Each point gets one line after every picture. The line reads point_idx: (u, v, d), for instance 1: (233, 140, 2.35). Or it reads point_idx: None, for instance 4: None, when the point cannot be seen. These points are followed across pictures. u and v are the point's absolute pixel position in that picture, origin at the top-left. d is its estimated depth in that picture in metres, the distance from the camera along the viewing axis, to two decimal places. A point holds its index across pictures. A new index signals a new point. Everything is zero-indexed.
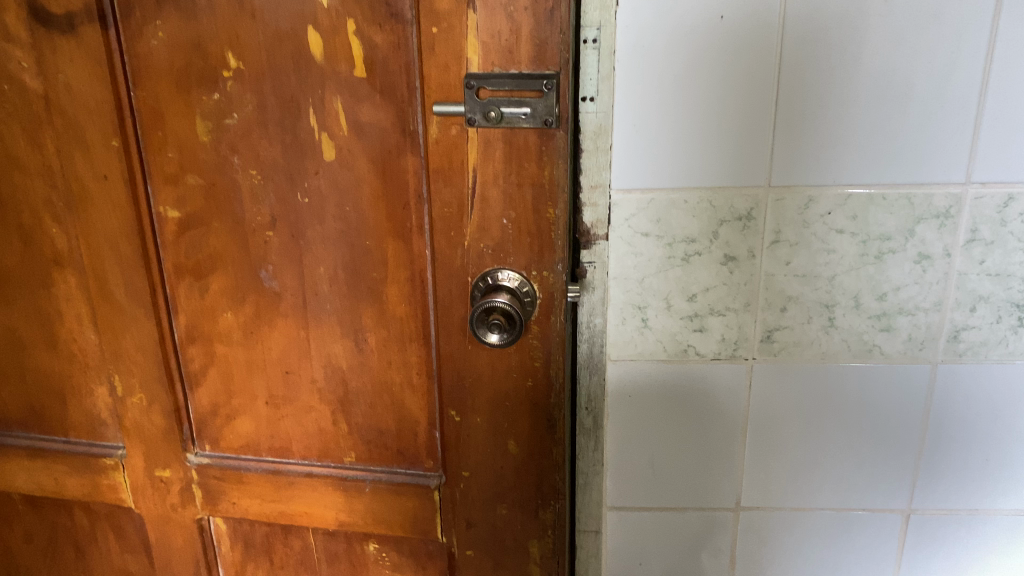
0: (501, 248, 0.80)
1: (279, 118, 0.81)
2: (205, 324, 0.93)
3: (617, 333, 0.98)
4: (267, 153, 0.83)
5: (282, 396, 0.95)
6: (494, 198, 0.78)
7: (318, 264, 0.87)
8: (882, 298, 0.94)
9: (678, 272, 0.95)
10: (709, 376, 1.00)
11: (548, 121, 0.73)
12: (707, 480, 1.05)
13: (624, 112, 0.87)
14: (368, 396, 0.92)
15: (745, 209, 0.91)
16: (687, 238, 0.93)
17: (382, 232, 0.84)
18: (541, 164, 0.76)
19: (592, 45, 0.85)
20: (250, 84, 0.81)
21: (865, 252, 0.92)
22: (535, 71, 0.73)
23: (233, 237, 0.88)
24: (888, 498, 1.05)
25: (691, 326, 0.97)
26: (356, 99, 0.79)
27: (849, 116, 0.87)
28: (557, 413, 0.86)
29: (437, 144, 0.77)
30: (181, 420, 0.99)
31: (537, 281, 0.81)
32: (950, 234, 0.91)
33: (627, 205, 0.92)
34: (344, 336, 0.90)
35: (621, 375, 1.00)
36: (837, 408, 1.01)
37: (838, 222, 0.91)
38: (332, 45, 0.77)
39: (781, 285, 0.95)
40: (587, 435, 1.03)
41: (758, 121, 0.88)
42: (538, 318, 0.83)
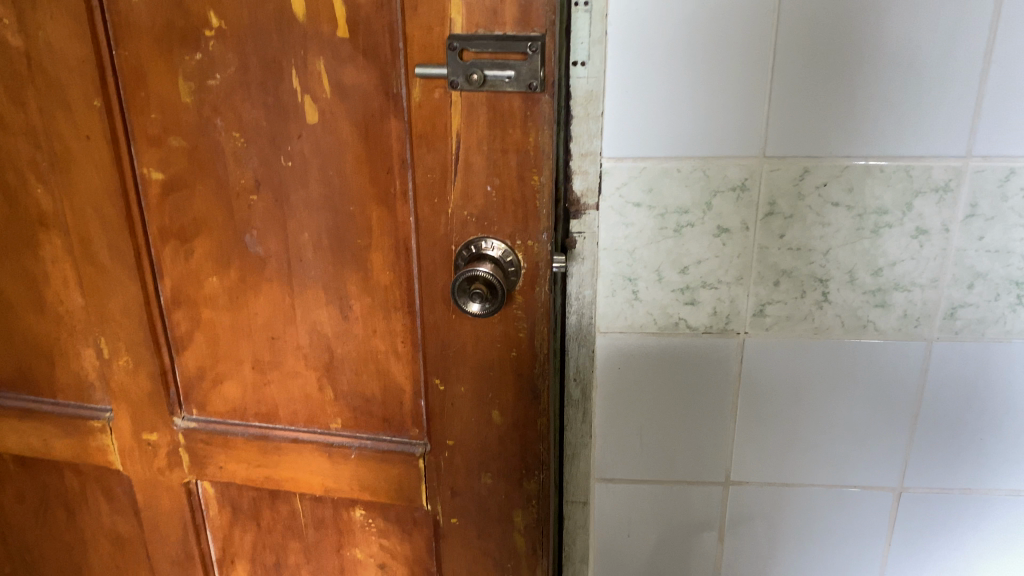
0: (485, 216, 0.79)
1: (261, 80, 0.80)
2: (190, 288, 0.93)
3: (607, 305, 0.97)
4: (250, 115, 0.82)
5: (267, 362, 0.94)
6: (478, 164, 0.77)
7: (303, 229, 0.86)
8: (878, 274, 0.93)
9: (669, 243, 0.93)
10: (700, 349, 0.98)
11: (532, 85, 0.71)
12: (697, 453, 1.04)
13: (616, 77, 0.85)
14: (353, 363, 0.91)
15: (740, 179, 0.89)
16: (679, 209, 0.91)
17: (367, 197, 0.83)
18: (526, 130, 0.74)
19: (583, 8, 0.83)
20: (231, 45, 0.79)
21: (861, 225, 0.91)
22: (519, 33, 0.70)
23: (217, 201, 0.87)
24: (880, 475, 1.04)
25: (683, 298, 0.96)
26: (338, 60, 0.77)
27: (848, 86, 0.85)
28: (542, 384, 0.86)
29: (420, 108, 0.75)
30: (168, 384, 0.98)
31: (522, 251, 0.80)
32: (948, 208, 0.89)
33: (618, 174, 0.90)
34: (329, 303, 0.89)
35: (611, 347, 0.99)
36: (831, 384, 0.99)
37: (834, 195, 0.89)
38: (314, 4, 0.75)
39: (775, 258, 0.93)
40: (575, 406, 1.04)
41: (754, 90, 0.85)
42: (523, 288, 0.82)
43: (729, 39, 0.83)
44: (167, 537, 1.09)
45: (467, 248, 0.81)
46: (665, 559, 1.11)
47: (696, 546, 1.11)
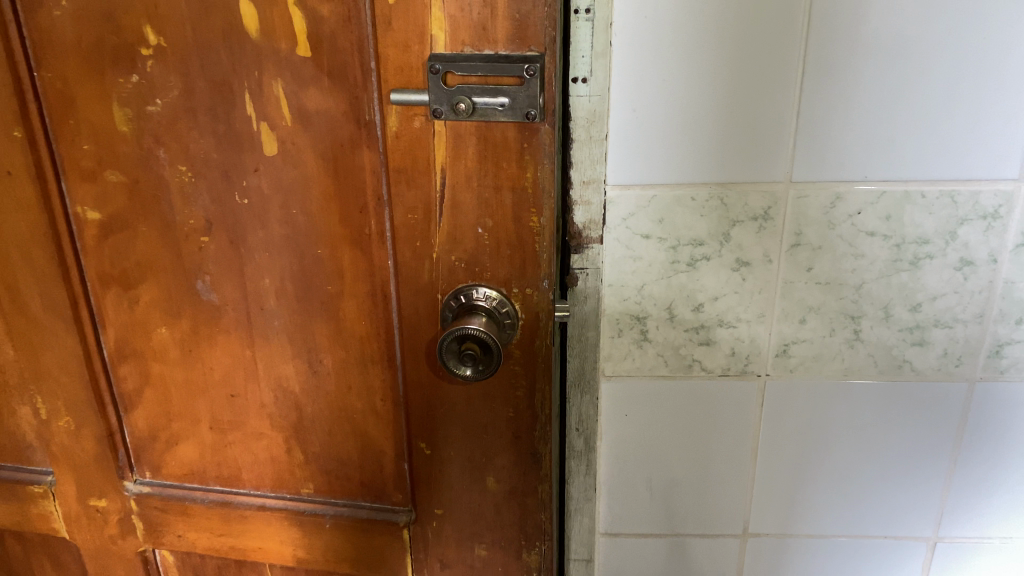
0: (476, 261, 0.67)
1: (209, 105, 0.68)
2: (136, 339, 0.81)
3: (612, 347, 0.86)
4: (198, 146, 0.70)
5: (228, 421, 0.83)
6: (466, 203, 0.65)
7: (264, 275, 0.74)
8: (916, 309, 0.82)
9: (683, 279, 0.82)
10: (716, 393, 0.88)
11: (530, 114, 0.60)
12: (712, 503, 0.94)
13: (622, 96, 0.74)
14: (325, 423, 0.80)
15: (762, 207, 0.78)
16: (693, 240, 0.80)
17: (336, 239, 0.71)
18: (523, 163, 0.63)
19: (583, 16, 0.71)
20: (173, 64, 0.67)
21: (898, 256, 0.80)
22: (514, 53, 0.59)
23: (163, 243, 0.75)
24: (913, 524, 0.94)
25: (697, 338, 0.85)
26: (299, 83, 0.65)
27: (886, 104, 0.74)
28: (543, 448, 0.75)
29: (398, 139, 0.64)
30: (116, 445, 0.87)
31: (520, 299, 0.69)
32: (997, 237, 0.79)
33: (624, 203, 0.79)
34: (296, 356, 0.77)
35: (617, 392, 0.88)
36: (862, 428, 0.89)
37: (869, 223, 0.79)
38: (269, 16, 0.63)
39: (801, 293, 0.82)
40: (578, 460, 0.92)
41: (778, 107, 0.74)
42: (521, 341, 0.70)
43: (750, 50, 0.72)
44: None
45: (455, 296, 0.69)
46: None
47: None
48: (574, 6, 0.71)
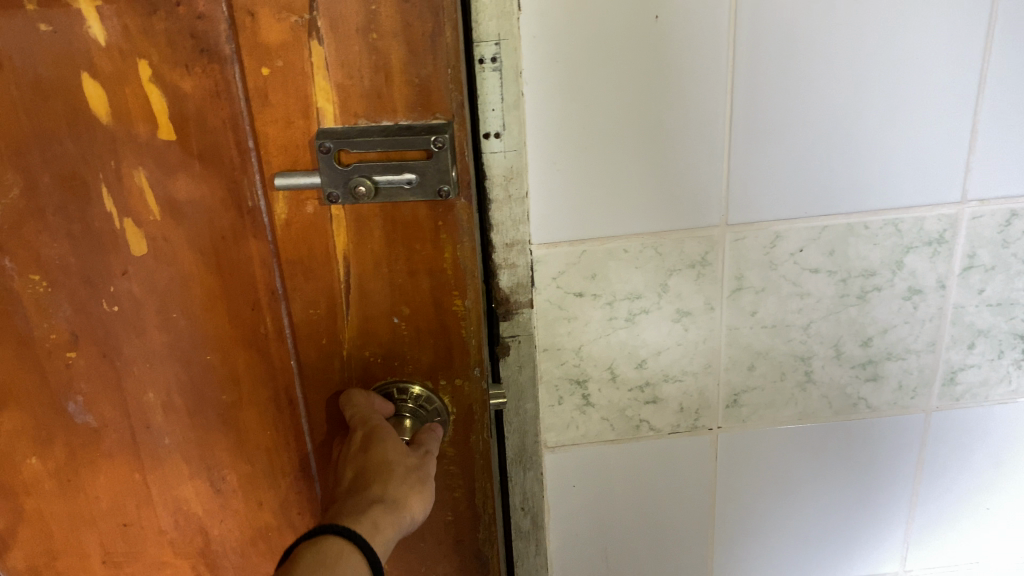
0: (394, 354, 0.58)
1: (59, 203, 0.57)
2: (2, 475, 0.68)
3: (551, 417, 0.74)
4: (50, 252, 0.59)
5: (122, 553, 0.72)
6: (376, 293, 0.56)
7: (147, 388, 0.64)
8: (868, 344, 0.73)
9: (621, 336, 0.71)
10: (665, 458, 0.77)
11: (442, 191, 0.52)
12: (670, 573, 0.83)
13: (539, 145, 0.63)
14: (237, 544, 0.70)
15: (701, 253, 0.68)
16: (629, 294, 0.69)
17: (228, 342, 0.61)
18: (438, 243, 0.54)
19: (490, 65, 0.60)
20: (8, 159, 0.56)
21: (845, 292, 0.71)
22: (417, 122, 0.51)
23: (20, 365, 0.63)
24: (877, 565, 0.85)
25: (642, 397, 0.74)
26: (166, 170, 0.56)
27: (820, 129, 0.64)
28: (489, 550, 0.67)
29: (289, 228, 0.55)
30: None
31: (449, 392, 0.60)
32: (944, 262, 0.70)
33: (553, 262, 0.67)
34: (194, 475, 0.67)
35: (560, 467, 0.76)
36: (820, 483, 0.80)
37: (813, 260, 0.69)
38: (120, 96, 0.53)
39: (748, 339, 0.72)
40: (525, 539, 0.79)
41: (704, 140, 0.64)
42: (454, 438, 0.62)
43: (657, 71, 0.61)
44: None
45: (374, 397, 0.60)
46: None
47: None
48: (478, 53, 0.59)
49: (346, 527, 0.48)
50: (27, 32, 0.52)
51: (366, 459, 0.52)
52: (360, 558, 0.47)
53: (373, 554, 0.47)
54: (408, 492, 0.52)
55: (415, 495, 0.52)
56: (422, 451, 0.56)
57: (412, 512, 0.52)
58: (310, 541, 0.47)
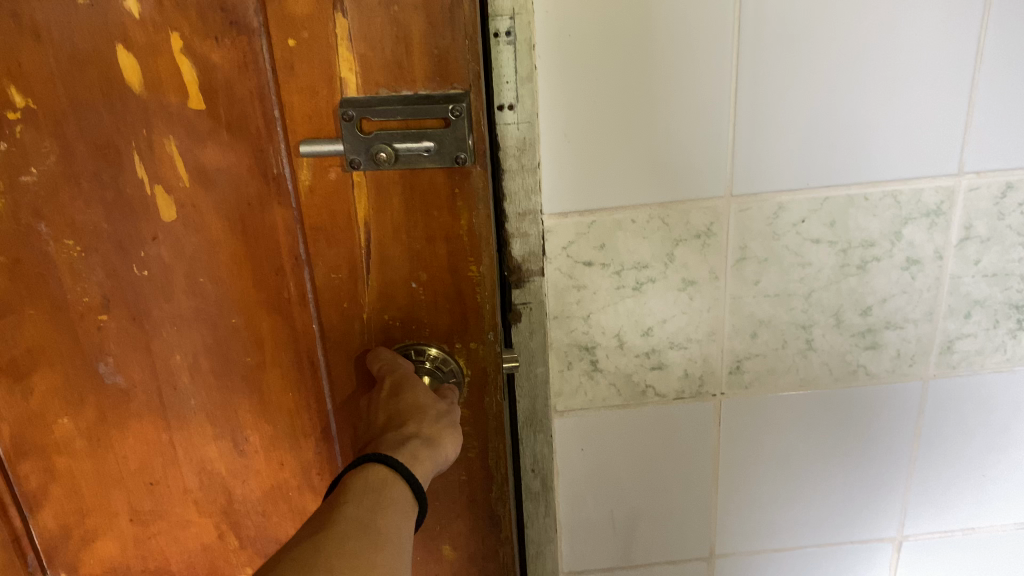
0: (413, 316, 0.61)
1: (93, 171, 0.60)
2: (35, 434, 0.72)
3: (560, 381, 0.77)
4: (84, 218, 0.62)
5: (148, 511, 0.75)
6: (396, 258, 0.59)
7: (174, 350, 0.67)
8: (867, 313, 0.76)
9: (630, 304, 0.74)
10: (672, 420, 0.80)
11: (459, 159, 0.54)
12: (676, 531, 0.86)
13: (553, 122, 0.66)
14: (258, 503, 0.74)
15: (705, 224, 0.71)
16: (638, 264, 0.72)
17: (252, 306, 0.64)
18: (455, 211, 0.57)
19: (505, 39, 0.62)
20: (45, 128, 0.59)
21: (845, 262, 0.73)
22: (436, 91, 0.53)
23: (54, 327, 0.66)
24: (875, 527, 0.88)
25: (648, 363, 0.77)
26: (195, 139, 0.58)
27: (819, 105, 0.67)
28: (501, 507, 0.70)
29: (313, 195, 0.57)
30: (23, 549, 0.77)
31: (464, 355, 0.63)
32: (942, 233, 0.73)
33: (562, 232, 0.70)
34: (219, 435, 0.70)
35: (570, 429, 0.79)
36: (821, 449, 0.83)
37: (814, 231, 0.72)
38: (152, 67, 0.56)
39: (751, 307, 0.75)
40: (535, 499, 0.82)
41: (709, 114, 0.66)
42: (469, 400, 0.65)
43: (661, 45, 0.64)
44: None
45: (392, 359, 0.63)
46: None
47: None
48: (493, 28, 0.62)
49: (388, 454, 0.51)
50: (63, 5, 0.54)
51: (397, 404, 0.54)
52: (403, 486, 0.50)
53: (415, 480, 0.51)
54: (442, 431, 0.54)
55: (447, 436, 0.54)
56: (446, 401, 0.58)
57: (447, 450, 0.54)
58: (355, 471, 0.50)
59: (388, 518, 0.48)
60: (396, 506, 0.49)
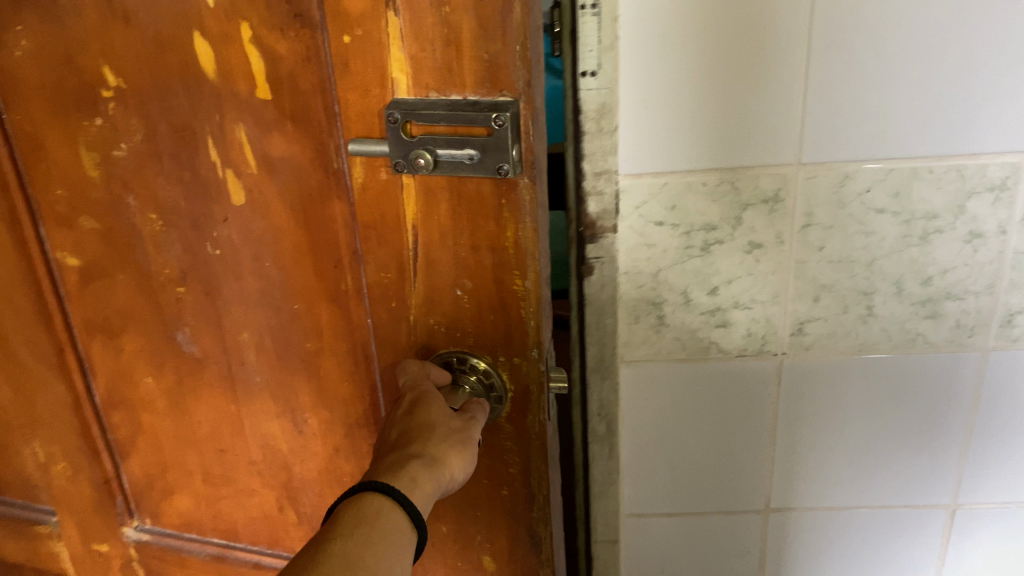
0: (457, 324, 0.59)
1: (173, 150, 0.62)
2: (126, 388, 0.77)
3: (625, 339, 0.72)
4: (166, 193, 0.65)
5: (219, 475, 0.78)
6: (442, 263, 0.57)
7: (242, 328, 0.69)
8: (928, 282, 0.68)
9: (697, 263, 0.68)
10: (728, 381, 0.74)
11: (501, 169, 0.51)
12: (725, 491, 0.80)
13: (632, 72, 0.61)
14: (315, 484, 0.75)
15: (774, 188, 0.65)
16: (705, 224, 0.66)
17: (311, 294, 0.65)
18: (501, 222, 0.54)
19: (589, 9, 0.59)
20: (133, 108, 0.62)
21: (907, 232, 0.66)
22: (483, 98, 0.51)
23: (140, 293, 0.71)
24: (929, 498, 0.79)
25: (710, 324, 0.71)
26: (262, 127, 0.59)
27: (894, 44, 0.59)
28: (542, 530, 0.67)
29: (365, 193, 0.57)
30: (114, 491, 0.83)
31: (507, 369, 0.60)
32: (1006, 208, 0.65)
33: (638, 190, 0.65)
34: (280, 414, 0.72)
35: (632, 387, 0.74)
36: (888, 436, 0.76)
37: (878, 201, 0.65)
38: (226, 56, 0.57)
39: (814, 270, 0.68)
40: (600, 443, 0.77)
41: (784, 53, 0.60)
42: (512, 416, 0.62)
43: None
44: None
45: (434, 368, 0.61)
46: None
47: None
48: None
49: (386, 484, 0.50)
50: None
51: (408, 421, 0.55)
52: (401, 514, 0.50)
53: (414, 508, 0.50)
54: (447, 450, 0.54)
55: (455, 456, 0.54)
56: (468, 415, 0.57)
57: (449, 470, 0.53)
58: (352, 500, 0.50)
59: (381, 548, 0.47)
60: (389, 535, 0.48)
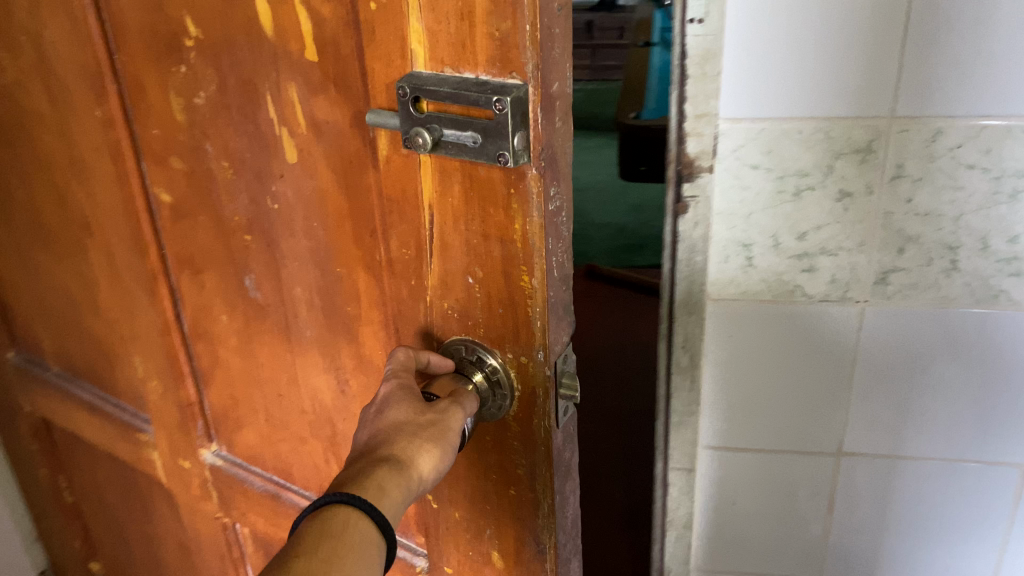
0: (469, 312, 0.57)
1: (240, 103, 0.64)
2: (207, 322, 0.82)
3: (718, 273, 0.87)
4: (235, 144, 0.67)
5: (277, 419, 0.82)
6: (456, 247, 0.55)
7: (295, 284, 0.70)
8: (1014, 241, 0.80)
9: (788, 208, 0.83)
10: (811, 323, 0.89)
11: (501, 158, 0.48)
12: (807, 427, 0.96)
13: (734, 31, 0.76)
14: None
15: (866, 139, 0.78)
16: (798, 170, 0.80)
17: (350, 260, 0.65)
18: (509, 212, 0.51)
19: None
20: (210, 59, 0.64)
21: (998, 189, 0.78)
22: (493, 80, 0.47)
23: (217, 236, 0.74)
24: (1006, 453, 0.92)
25: (800, 265, 0.85)
26: (310, 89, 0.59)
27: (982, 34, 0.72)
28: (546, 539, 0.63)
29: (388, 166, 0.55)
30: (196, 414, 0.89)
31: (515, 368, 0.57)
32: None
33: (734, 134, 0.80)
34: (327, 372, 0.73)
35: (720, 317, 0.90)
36: (959, 387, 0.89)
37: (969, 156, 0.77)
38: (280, 15, 0.58)
39: (901, 223, 0.81)
40: (681, 374, 0.94)
41: (885, 26, 0.73)
42: (518, 416, 0.59)
43: None
44: (211, 559, 1.03)
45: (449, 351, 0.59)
46: (766, 549, 1.07)
47: (802, 537, 1.04)
48: None
49: (350, 495, 0.51)
50: None
51: (380, 422, 0.55)
52: (368, 523, 0.51)
53: (381, 517, 0.51)
54: (417, 450, 0.53)
55: (423, 453, 0.54)
56: (450, 401, 0.56)
57: (419, 472, 0.54)
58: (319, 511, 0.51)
59: (344, 557, 0.49)
60: (357, 546, 0.50)
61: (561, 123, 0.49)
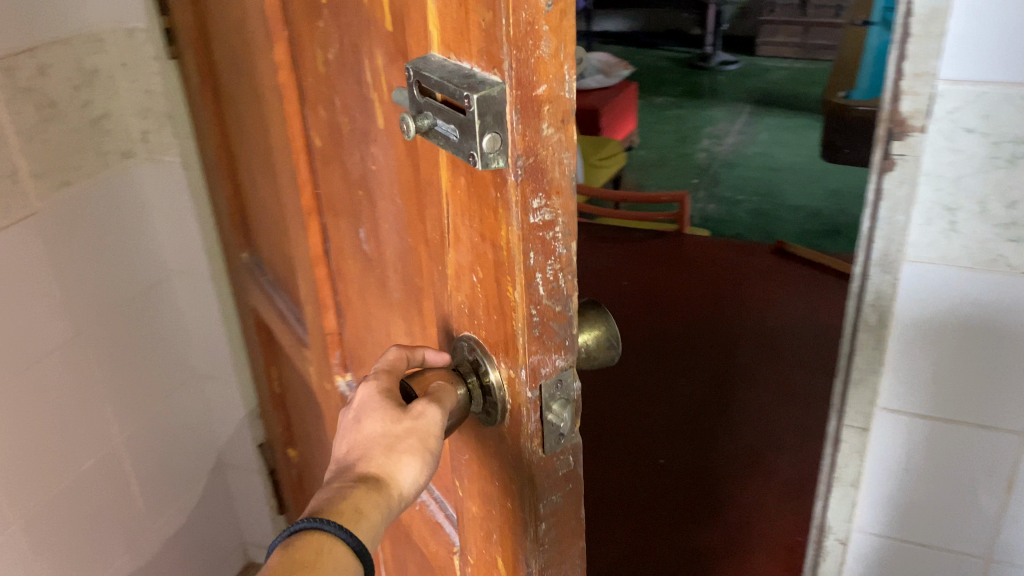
0: (474, 306, 0.55)
1: (352, 65, 0.68)
2: (341, 262, 0.88)
3: (918, 235, 0.84)
4: (351, 103, 0.71)
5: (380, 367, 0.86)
6: (463, 241, 0.54)
7: (387, 244, 0.73)
8: None
9: (1001, 174, 0.80)
10: (1014, 296, 0.84)
11: (471, 157, 0.46)
12: (991, 412, 0.91)
13: None
14: None
15: None
16: (1017, 137, 0.77)
17: (414, 232, 0.66)
18: (496, 215, 0.49)
19: None
20: (336, 20, 0.69)
21: None
22: (479, 74, 0.45)
23: (344, 184, 0.80)
24: None
25: (1006, 235, 0.82)
26: (389, 61, 0.61)
27: None
28: (534, 559, 0.59)
29: (424, 148, 0.55)
30: (336, 342, 0.98)
31: (505, 377, 0.55)
32: None
33: (953, 97, 0.77)
34: (406, 335, 0.76)
35: (912, 278, 0.87)
36: None
37: None
38: None
39: None
40: (869, 333, 0.91)
41: None
42: (510, 426, 0.56)
43: None
44: None
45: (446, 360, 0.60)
46: (933, 519, 1.01)
47: (966, 529, 1.00)
48: None
49: (325, 521, 0.53)
50: None
51: (356, 438, 0.57)
52: (343, 547, 0.53)
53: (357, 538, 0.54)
54: (392, 459, 0.56)
55: (400, 460, 0.56)
56: (434, 394, 0.56)
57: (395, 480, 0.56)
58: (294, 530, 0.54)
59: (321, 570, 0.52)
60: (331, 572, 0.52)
61: (550, 129, 0.46)
